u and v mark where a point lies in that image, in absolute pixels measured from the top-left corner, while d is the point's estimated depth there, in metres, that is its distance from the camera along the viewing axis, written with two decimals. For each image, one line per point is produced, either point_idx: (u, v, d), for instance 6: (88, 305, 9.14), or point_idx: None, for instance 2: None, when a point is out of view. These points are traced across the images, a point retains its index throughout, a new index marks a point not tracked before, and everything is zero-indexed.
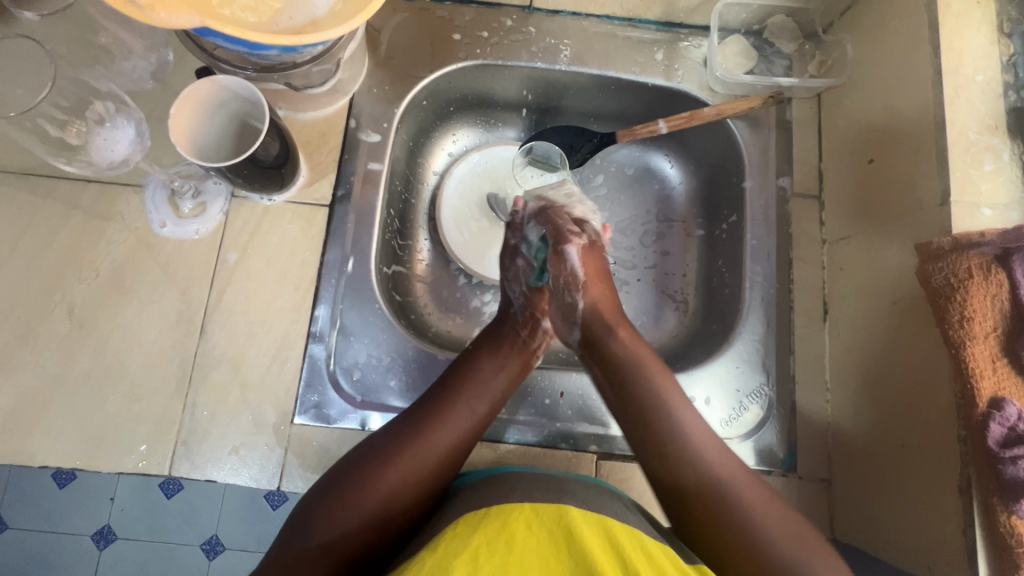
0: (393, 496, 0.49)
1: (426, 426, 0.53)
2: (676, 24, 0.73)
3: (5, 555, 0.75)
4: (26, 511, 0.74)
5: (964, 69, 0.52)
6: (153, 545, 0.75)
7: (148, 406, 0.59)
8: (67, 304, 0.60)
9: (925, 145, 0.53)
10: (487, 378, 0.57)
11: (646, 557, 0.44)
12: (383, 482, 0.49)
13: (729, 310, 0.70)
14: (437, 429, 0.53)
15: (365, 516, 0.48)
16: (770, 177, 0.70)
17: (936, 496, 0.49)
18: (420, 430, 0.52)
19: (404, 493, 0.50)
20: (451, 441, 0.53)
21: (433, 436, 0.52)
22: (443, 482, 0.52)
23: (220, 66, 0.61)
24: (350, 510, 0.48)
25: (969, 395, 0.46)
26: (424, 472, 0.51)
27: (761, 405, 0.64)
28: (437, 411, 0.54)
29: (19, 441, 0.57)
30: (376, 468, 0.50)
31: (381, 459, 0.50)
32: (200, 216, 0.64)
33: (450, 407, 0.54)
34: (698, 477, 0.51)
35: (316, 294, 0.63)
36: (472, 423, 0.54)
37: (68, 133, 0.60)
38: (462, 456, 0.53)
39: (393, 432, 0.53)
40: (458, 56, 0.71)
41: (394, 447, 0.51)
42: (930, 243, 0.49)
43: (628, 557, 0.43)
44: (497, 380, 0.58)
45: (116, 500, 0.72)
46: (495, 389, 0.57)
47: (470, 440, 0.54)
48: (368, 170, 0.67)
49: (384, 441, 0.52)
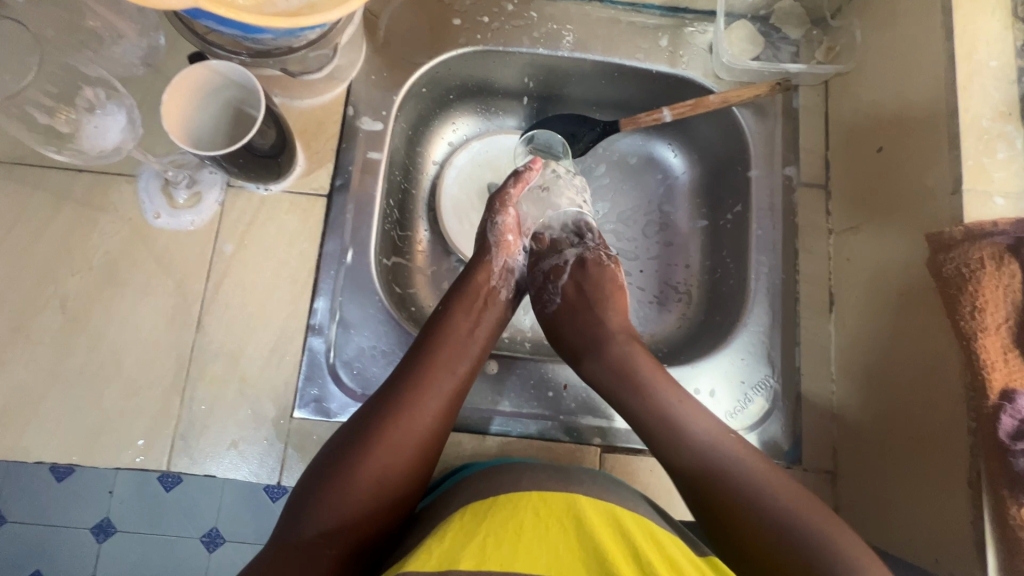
0: (383, 473, 0.49)
1: (406, 398, 0.52)
2: (681, 9, 0.71)
3: None
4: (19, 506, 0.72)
5: (977, 55, 0.51)
6: (153, 538, 0.75)
7: (144, 400, 0.58)
8: (61, 297, 0.59)
9: (937, 133, 0.52)
10: (461, 344, 0.57)
11: (656, 546, 0.44)
12: (373, 460, 0.49)
13: (733, 301, 0.69)
14: (420, 400, 0.52)
15: (362, 498, 0.47)
16: (776, 166, 0.69)
17: (946, 490, 0.48)
18: (400, 402, 0.52)
19: (393, 470, 0.49)
20: (434, 410, 0.52)
21: (415, 408, 0.52)
22: (432, 453, 0.52)
23: (213, 51, 0.59)
24: (341, 494, 0.47)
25: (979, 387, 0.45)
26: (410, 445, 0.50)
27: (766, 397, 0.63)
28: (417, 382, 0.53)
29: (13, 436, 0.56)
30: (364, 446, 0.49)
31: (365, 437, 0.50)
32: (194, 207, 0.62)
33: (430, 374, 0.54)
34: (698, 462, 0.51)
35: (315, 286, 0.62)
36: (453, 391, 0.54)
37: (57, 120, 0.57)
38: (447, 424, 0.53)
39: (373, 408, 0.52)
40: (457, 42, 0.69)
41: (376, 423, 0.50)
42: (941, 233, 0.49)
43: (638, 549, 0.43)
44: (473, 348, 0.58)
45: (115, 493, 0.73)
46: (473, 350, 0.57)
47: (452, 408, 0.54)
48: (367, 159, 0.65)
49: (366, 419, 0.51)
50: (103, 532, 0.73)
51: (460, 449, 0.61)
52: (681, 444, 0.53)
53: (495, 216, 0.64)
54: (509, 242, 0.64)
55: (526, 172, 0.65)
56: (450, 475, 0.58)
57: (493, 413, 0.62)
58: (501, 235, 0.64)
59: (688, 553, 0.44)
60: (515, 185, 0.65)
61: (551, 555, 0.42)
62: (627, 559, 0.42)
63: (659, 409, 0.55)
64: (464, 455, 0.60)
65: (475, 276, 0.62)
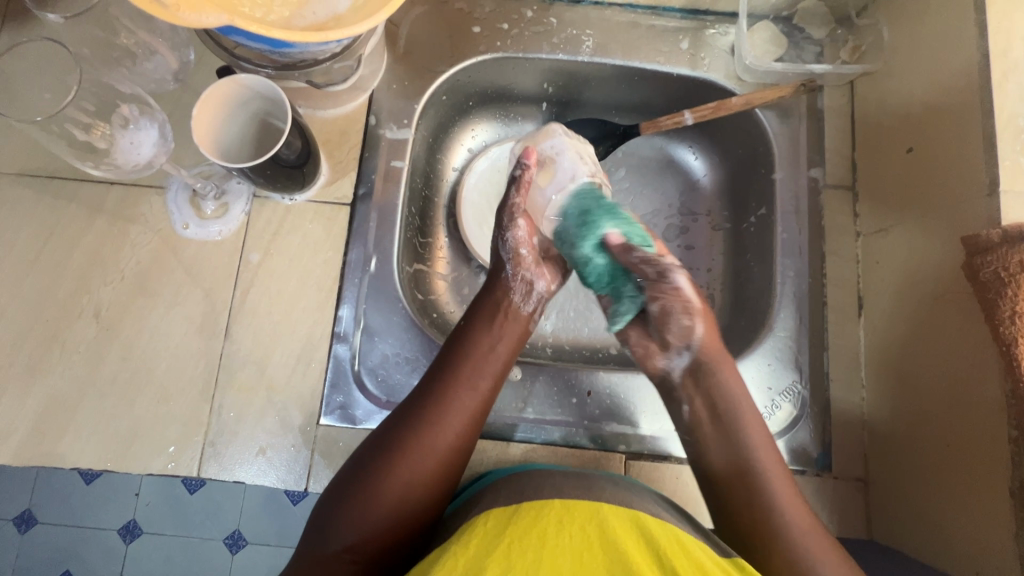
0: (407, 486, 0.48)
1: (429, 413, 0.51)
2: (701, 11, 0.70)
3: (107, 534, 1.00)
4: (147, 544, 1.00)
5: (1013, 51, 0.50)
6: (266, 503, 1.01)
7: (173, 408, 0.59)
8: (94, 307, 0.61)
9: (971, 132, 0.51)
10: (483, 357, 0.55)
11: (683, 553, 0.42)
12: (397, 476, 0.48)
13: (759, 305, 0.68)
14: (443, 415, 0.52)
15: (385, 513, 0.47)
16: (801, 168, 0.68)
17: (986, 500, 0.47)
18: (423, 417, 0.51)
19: (419, 485, 0.49)
20: (456, 426, 0.52)
21: (439, 421, 0.51)
22: (455, 468, 0.52)
23: (241, 65, 0.60)
24: (364, 509, 0.47)
25: (1020, 394, 0.44)
26: (434, 461, 0.50)
27: (794, 403, 0.62)
28: (435, 398, 0.52)
29: (50, 444, 0.58)
30: (387, 463, 0.49)
31: (389, 450, 0.50)
32: (222, 217, 0.63)
33: (452, 389, 0.53)
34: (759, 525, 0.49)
35: (339, 294, 0.63)
36: (476, 405, 0.53)
37: (94, 136, 0.58)
38: (470, 439, 0.53)
39: (395, 422, 0.52)
40: (477, 50, 0.69)
41: (397, 436, 0.50)
42: (977, 236, 0.48)
43: (669, 556, 0.41)
44: (494, 361, 0.56)
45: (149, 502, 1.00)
46: (495, 361, 0.56)
47: (476, 422, 0.53)
48: (390, 168, 0.66)
49: (387, 435, 0.51)
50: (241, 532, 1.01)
51: (484, 455, 0.61)
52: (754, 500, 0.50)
53: (504, 231, 0.60)
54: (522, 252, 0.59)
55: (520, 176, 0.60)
56: (476, 481, 0.58)
57: (517, 420, 0.63)
58: (511, 247, 0.60)
59: (712, 555, 0.43)
60: (518, 192, 0.59)
61: (579, 558, 0.41)
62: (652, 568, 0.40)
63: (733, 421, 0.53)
64: (488, 461, 0.61)
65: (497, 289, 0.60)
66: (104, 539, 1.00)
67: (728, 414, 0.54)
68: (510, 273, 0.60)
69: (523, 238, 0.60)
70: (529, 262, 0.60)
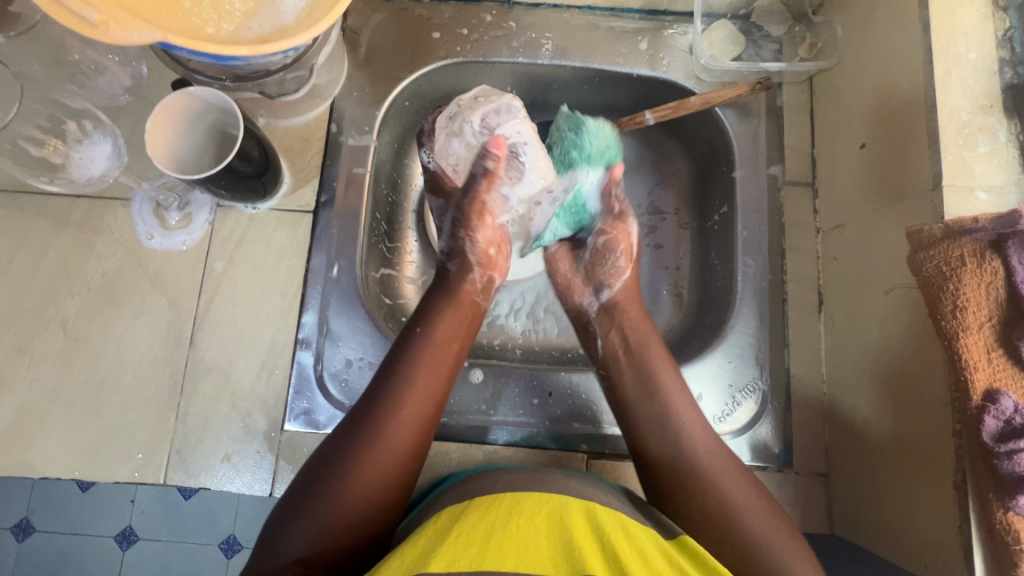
0: (362, 494, 0.48)
1: (382, 419, 0.51)
2: (659, 11, 0.71)
3: (101, 546, 1.01)
4: (143, 552, 1.01)
5: (956, 46, 0.50)
6: (253, 507, 1.02)
7: (140, 417, 0.60)
8: (61, 319, 0.61)
9: (917, 127, 0.51)
10: (435, 361, 0.56)
11: (628, 538, 0.43)
12: (352, 485, 0.48)
13: (722, 303, 0.68)
14: (395, 421, 0.52)
15: (339, 522, 0.47)
16: (761, 165, 0.68)
17: (934, 495, 0.47)
18: (378, 421, 0.51)
19: (373, 491, 0.49)
20: (408, 431, 0.52)
21: (392, 428, 0.51)
22: (410, 472, 0.52)
23: (194, 76, 0.60)
24: (319, 518, 0.47)
25: (962, 388, 0.44)
26: (389, 465, 0.50)
27: (755, 399, 0.63)
28: (388, 404, 0.52)
29: (19, 455, 0.58)
30: (342, 472, 0.49)
31: (344, 455, 0.50)
32: (186, 227, 0.64)
33: (404, 394, 0.53)
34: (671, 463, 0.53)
35: (303, 301, 0.63)
36: (428, 407, 0.54)
37: (48, 151, 0.62)
38: (422, 442, 0.53)
39: (346, 430, 0.51)
40: (437, 56, 0.70)
41: (352, 444, 0.50)
42: (920, 230, 0.48)
43: (610, 541, 0.42)
44: (444, 365, 0.56)
45: (143, 512, 1.01)
46: (445, 365, 0.56)
47: (428, 424, 0.54)
48: (352, 174, 0.66)
49: (340, 443, 0.51)
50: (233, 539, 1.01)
51: (447, 457, 0.62)
52: (665, 435, 0.54)
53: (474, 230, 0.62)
54: (492, 253, 0.63)
55: (489, 177, 0.60)
56: (434, 486, 0.58)
57: (481, 421, 0.63)
58: (477, 248, 0.62)
59: (656, 542, 0.44)
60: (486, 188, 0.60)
61: (527, 544, 0.41)
62: (596, 553, 0.41)
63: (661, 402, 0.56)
64: (451, 462, 0.62)
65: (448, 292, 0.61)
66: (100, 550, 1.01)
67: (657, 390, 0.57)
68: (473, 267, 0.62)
69: (489, 239, 0.63)
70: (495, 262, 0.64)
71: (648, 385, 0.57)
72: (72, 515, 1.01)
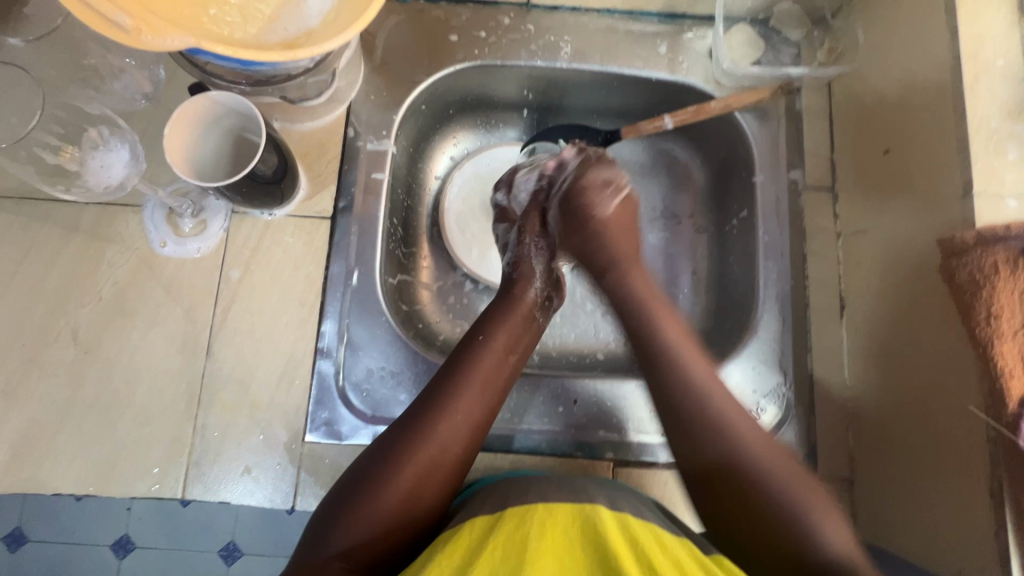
0: (410, 493, 0.48)
1: (436, 417, 0.51)
2: (679, 15, 0.70)
3: (100, 556, 0.99)
4: (143, 562, 0.99)
5: (983, 54, 0.50)
6: (257, 514, 1.00)
7: (156, 430, 0.58)
8: (72, 329, 0.60)
9: (945, 134, 0.51)
10: (491, 366, 0.55)
11: (665, 549, 0.43)
12: (400, 482, 0.48)
13: (743, 309, 0.68)
14: (450, 420, 0.51)
15: (385, 518, 0.47)
16: (781, 170, 0.68)
17: (968, 501, 0.47)
18: (434, 420, 0.51)
19: (419, 495, 0.48)
20: (463, 433, 0.51)
21: (446, 428, 0.51)
22: (460, 478, 0.51)
23: (212, 80, 0.59)
24: (366, 513, 0.46)
25: (997, 395, 0.44)
26: (441, 468, 0.50)
27: (778, 405, 0.63)
28: (442, 405, 0.52)
29: (30, 470, 0.57)
30: (392, 469, 0.48)
31: (396, 456, 0.49)
32: (200, 234, 0.62)
33: (460, 395, 0.52)
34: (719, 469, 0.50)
35: (322, 309, 0.62)
36: (482, 414, 0.53)
37: (63, 158, 0.59)
38: (475, 448, 0.52)
39: (401, 426, 0.51)
40: (455, 59, 0.69)
41: (404, 442, 0.50)
42: (953, 238, 0.48)
43: (647, 551, 0.41)
44: (502, 369, 0.56)
45: (144, 519, 0.99)
46: (502, 369, 0.56)
47: (482, 431, 0.53)
48: (370, 180, 0.65)
49: (394, 439, 0.50)
50: (237, 547, 1.00)
51: (472, 466, 0.61)
52: (721, 442, 0.50)
53: (536, 233, 0.66)
54: (549, 269, 0.66)
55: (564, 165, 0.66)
56: (462, 493, 0.58)
57: (504, 430, 0.62)
58: (540, 262, 0.65)
59: (692, 552, 0.44)
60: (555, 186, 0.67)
61: (561, 562, 0.41)
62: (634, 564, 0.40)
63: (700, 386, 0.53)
64: (476, 472, 0.61)
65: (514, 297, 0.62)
66: (99, 559, 0.99)
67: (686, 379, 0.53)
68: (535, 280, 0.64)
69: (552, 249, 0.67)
70: (556, 284, 0.66)
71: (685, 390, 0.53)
72: (68, 525, 0.99)
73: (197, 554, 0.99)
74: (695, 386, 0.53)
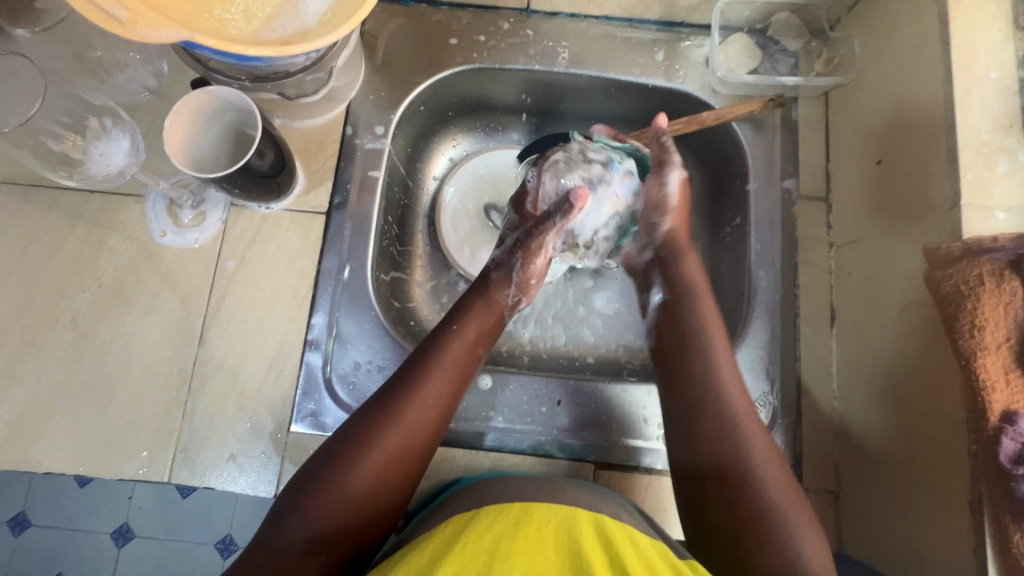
0: (371, 481, 0.48)
1: (397, 406, 0.51)
2: (677, 23, 0.71)
3: (97, 542, 1.00)
4: (139, 552, 1.01)
5: (976, 65, 0.50)
6: (249, 508, 1.01)
7: (147, 413, 0.60)
8: (71, 313, 0.61)
9: (935, 145, 0.51)
10: (455, 356, 0.55)
11: (638, 550, 0.43)
12: (361, 472, 0.48)
13: (733, 317, 0.68)
14: (410, 409, 0.51)
15: (347, 506, 0.47)
16: (774, 179, 0.68)
17: (947, 516, 0.46)
18: (395, 410, 0.51)
19: (382, 484, 0.48)
20: (423, 422, 0.51)
21: (407, 417, 0.51)
22: (420, 465, 0.51)
23: (215, 76, 0.60)
24: (327, 501, 0.46)
25: (979, 408, 0.43)
26: (402, 457, 0.50)
27: (764, 414, 0.62)
28: (404, 393, 0.52)
29: (24, 449, 0.58)
30: (352, 458, 0.48)
31: (357, 445, 0.49)
32: (198, 225, 0.64)
33: (421, 384, 0.52)
34: (720, 462, 0.49)
35: (313, 302, 0.63)
36: (443, 403, 0.53)
37: (68, 146, 0.61)
38: (436, 436, 0.53)
39: (362, 416, 0.51)
40: (454, 62, 0.70)
41: (366, 430, 0.49)
42: (939, 248, 0.47)
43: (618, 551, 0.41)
44: (465, 361, 0.56)
45: (141, 509, 1.01)
46: (465, 361, 0.56)
47: (442, 419, 0.53)
48: (366, 177, 0.67)
49: (354, 427, 0.50)
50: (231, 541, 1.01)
51: (453, 463, 0.62)
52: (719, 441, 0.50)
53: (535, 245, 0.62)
54: (533, 281, 0.64)
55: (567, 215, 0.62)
56: (439, 492, 0.58)
57: (487, 428, 0.63)
58: (524, 273, 0.62)
59: (666, 555, 0.43)
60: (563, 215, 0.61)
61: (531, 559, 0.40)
62: (605, 566, 0.40)
63: (717, 382, 0.53)
64: (457, 468, 0.61)
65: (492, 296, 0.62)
66: (94, 546, 1.01)
67: (711, 376, 0.53)
68: (513, 289, 0.62)
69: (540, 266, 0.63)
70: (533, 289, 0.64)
71: (713, 384, 0.53)
72: (66, 510, 1.01)
73: (191, 544, 1.01)
74: (718, 372, 0.53)
